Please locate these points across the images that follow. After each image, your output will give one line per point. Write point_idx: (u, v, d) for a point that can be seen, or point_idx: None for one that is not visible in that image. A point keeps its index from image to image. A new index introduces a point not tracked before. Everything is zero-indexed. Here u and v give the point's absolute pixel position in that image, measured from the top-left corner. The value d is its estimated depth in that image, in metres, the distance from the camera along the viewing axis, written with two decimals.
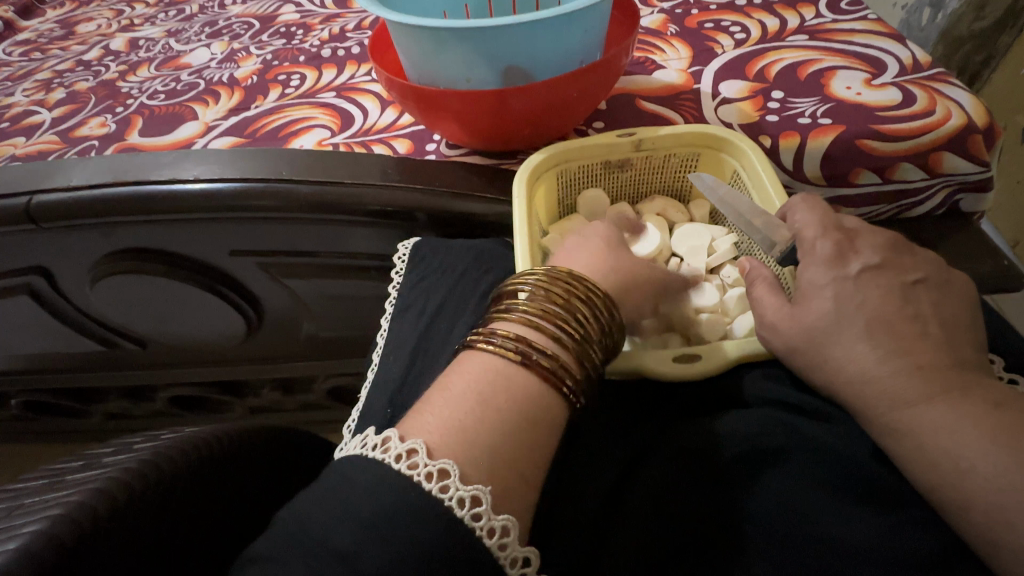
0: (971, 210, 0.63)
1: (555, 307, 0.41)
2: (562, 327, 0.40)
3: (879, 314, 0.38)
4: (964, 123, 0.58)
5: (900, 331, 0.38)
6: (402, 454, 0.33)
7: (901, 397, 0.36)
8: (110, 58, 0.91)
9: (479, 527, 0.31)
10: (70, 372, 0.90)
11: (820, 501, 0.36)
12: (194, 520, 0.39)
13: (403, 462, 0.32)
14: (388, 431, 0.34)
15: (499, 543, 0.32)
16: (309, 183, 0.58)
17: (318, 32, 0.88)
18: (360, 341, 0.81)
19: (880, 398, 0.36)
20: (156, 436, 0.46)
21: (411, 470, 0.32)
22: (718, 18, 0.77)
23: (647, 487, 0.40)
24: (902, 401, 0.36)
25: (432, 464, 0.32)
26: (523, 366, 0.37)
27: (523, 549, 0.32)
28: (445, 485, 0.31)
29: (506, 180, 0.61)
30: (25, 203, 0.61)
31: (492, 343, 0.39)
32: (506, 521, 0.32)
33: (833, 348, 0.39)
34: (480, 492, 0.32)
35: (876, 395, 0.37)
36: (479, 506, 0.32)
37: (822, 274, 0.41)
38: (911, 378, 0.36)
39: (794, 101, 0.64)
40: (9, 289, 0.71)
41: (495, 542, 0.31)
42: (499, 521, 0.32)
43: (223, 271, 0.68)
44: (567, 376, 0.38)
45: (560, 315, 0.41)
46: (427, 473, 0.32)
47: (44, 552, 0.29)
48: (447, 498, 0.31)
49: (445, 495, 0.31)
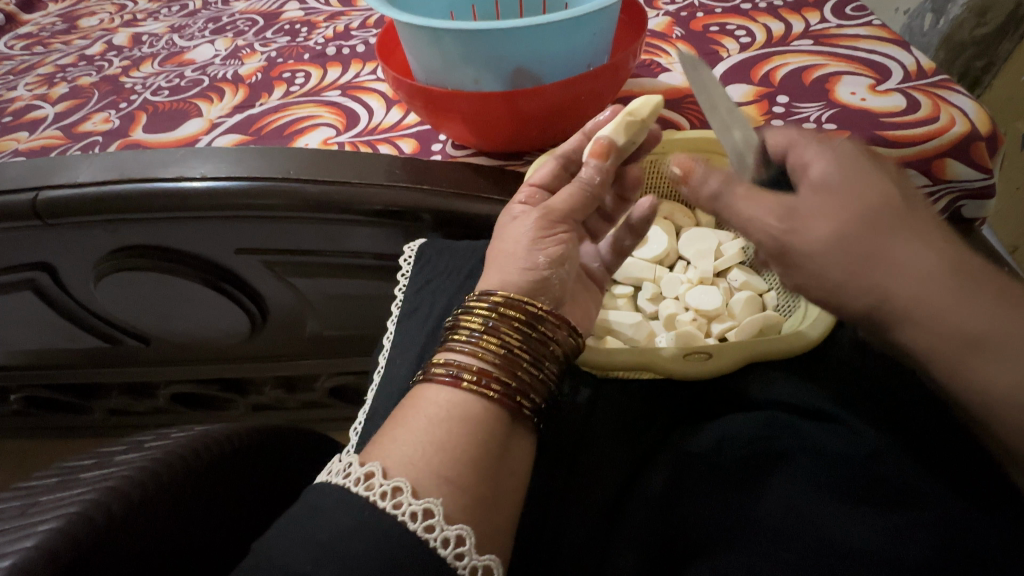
0: (973, 216, 0.64)
1: (498, 339, 0.40)
2: (502, 359, 0.39)
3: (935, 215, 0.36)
4: (968, 131, 0.59)
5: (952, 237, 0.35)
6: (360, 477, 0.34)
7: (974, 321, 0.33)
8: (112, 53, 0.90)
9: (433, 539, 0.32)
10: (71, 368, 0.90)
11: (819, 504, 0.36)
12: (205, 520, 0.40)
13: (361, 485, 0.33)
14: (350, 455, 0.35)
15: (454, 553, 0.32)
16: (314, 182, 0.58)
17: (323, 30, 0.88)
18: (364, 339, 0.81)
19: (943, 310, 0.33)
20: (165, 434, 0.46)
21: (367, 491, 0.33)
22: (724, 21, 0.77)
23: (653, 492, 0.41)
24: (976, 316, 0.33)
25: (386, 483, 0.33)
26: (474, 392, 0.38)
27: (482, 557, 0.33)
28: (398, 501, 0.33)
29: (513, 181, 0.60)
30: (31, 198, 0.60)
31: (446, 373, 0.39)
32: (460, 530, 0.33)
33: (901, 239, 0.34)
34: (432, 504, 0.33)
35: (940, 309, 0.33)
36: (432, 518, 0.32)
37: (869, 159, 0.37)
38: (975, 289, 0.33)
39: (799, 105, 0.64)
40: (12, 284, 0.71)
41: (451, 552, 0.32)
42: (453, 531, 0.32)
43: (228, 269, 0.68)
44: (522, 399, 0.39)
45: (500, 347, 0.40)
46: (382, 492, 0.33)
47: (59, 549, 0.29)
48: (400, 513, 0.32)
49: (398, 511, 0.32)
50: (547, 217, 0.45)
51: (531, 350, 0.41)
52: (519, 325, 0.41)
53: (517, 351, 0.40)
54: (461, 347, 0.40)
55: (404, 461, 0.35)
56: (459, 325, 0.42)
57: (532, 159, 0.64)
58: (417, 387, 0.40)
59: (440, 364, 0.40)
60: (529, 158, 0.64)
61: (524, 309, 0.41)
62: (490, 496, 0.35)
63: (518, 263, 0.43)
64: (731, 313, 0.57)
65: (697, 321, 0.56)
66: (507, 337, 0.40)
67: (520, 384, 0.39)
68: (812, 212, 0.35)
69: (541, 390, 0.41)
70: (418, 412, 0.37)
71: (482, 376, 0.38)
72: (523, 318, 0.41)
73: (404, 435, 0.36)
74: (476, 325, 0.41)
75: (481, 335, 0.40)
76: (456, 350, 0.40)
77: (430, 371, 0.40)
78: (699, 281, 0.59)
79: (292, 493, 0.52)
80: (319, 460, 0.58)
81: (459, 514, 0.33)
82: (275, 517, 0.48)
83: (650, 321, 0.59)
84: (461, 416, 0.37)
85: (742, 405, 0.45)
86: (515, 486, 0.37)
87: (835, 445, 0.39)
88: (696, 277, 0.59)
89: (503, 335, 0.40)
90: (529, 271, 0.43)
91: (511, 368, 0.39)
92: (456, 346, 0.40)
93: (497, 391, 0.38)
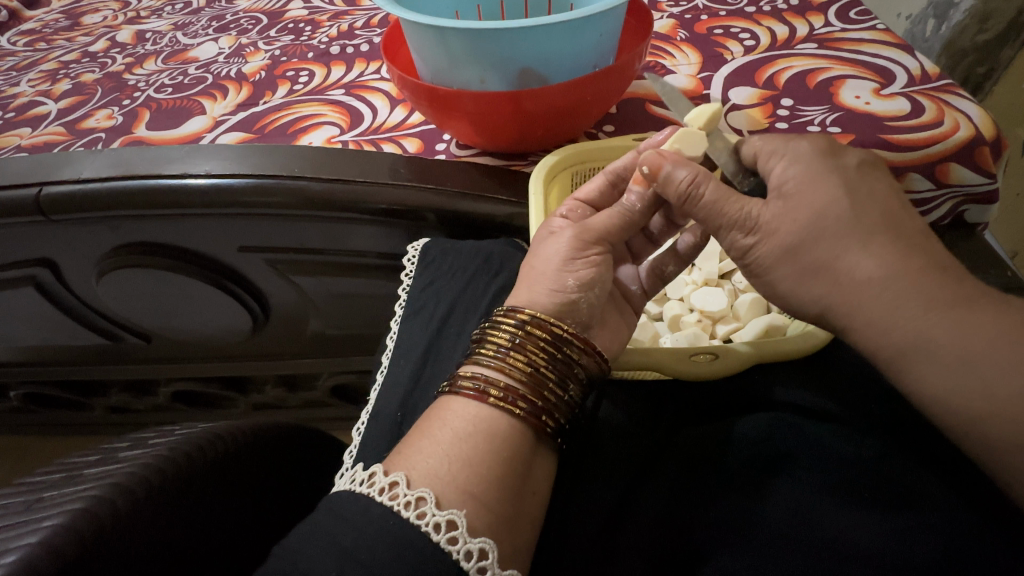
0: (976, 220, 0.64)
1: (527, 359, 0.40)
2: (530, 378, 0.40)
3: (889, 210, 0.37)
4: (972, 135, 0.59)
5: (904, 229, 0.36)
6: (384, 486, 0.34)
7: (930, 300, 0.34)
8: (116, 51, 0.90)
9: (456, 551, 0.32)
10: (72, 364, 0.89)
11: (831, 514, 0.36)
12: (207, 520, 0.39)
13: (386, 495, 0.33)
14: (374, 465, 0.35)
15: (477, 565, 0.32)
16: (320, 180, 0.58)
17: (327, 29, 0.88)
18: (367, 338, 0.81)
19: (904, 300, 0.34)
20: (169, 431, 0.46)
21: (391, 501, 0.33)
22: (728, 24, 0.77)
23: (659, 494, 0.41)
24: (931, 304, 0.34)
25: (410, 493, 0.33)
26: (500, 408, 0.38)
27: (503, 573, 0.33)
28: (422, 511, 0.33)
29: (520, 182, 0.61)
30: (34, 194, 0.60)
31: (470, 387, 0.39)
32: (483, 543, 0.33)
33: (847, 252, 0.36)
34: (455, 515, 0.33)
35: (902, 297, 0.34)
36: (455, 530, 0.32)
37: (824, 164, 0.38)
38: (931, 276, 0.34)
39: (803, 108, 0.64)
40: (14, 281, 0.71)
41: (473, 565, 0.32)
42: (475, 544, 0.32)
43: (229, 266, 0.68)
44: (549, 418, 0.39)
45: (530, 366, 0.40)
46: (405, 502, 0.33)
47: (65, 545, 0.29)
48: (424, 523, 0.32)
49: (422, 521, 0.32)
50: (582, 236, 0.45)
51: (556, 370, 0.41)
52: (546, 346, 0.41)
53: (543, 369, 0.40)
54: (488, 361, 0.41)
55: (427, 470, 0.35)
56: (486, 339, 0.42)
57: (536, 159, 0.64)
58: (443, 399, 0.40)
59: (464, 376, 0.40)
60: (533, 158, 0.64)
61: (550, 330, 0.41)
62: (508, 500, 0.35)
63: (544, 285, 0.43)
64: (735, 314, 0.57)
65: (702, 322, 0.57)
66: (534, 356, 0.41)
67: (545, 402, 0.39)
68: (775, 220, 0.38)
69: (565, 409, 0.41)
70: (442, 424, 0.37)
71: (509, 393, 0.39)
72: (550, 340, 0.41)
73: (414, 448, 0.36)
74: (504, 341, 0.41)
75: (509, 352, 0.40)
76: (483, 363, 0.41)
77: (457, 384, 0.40)
78: (704, 282, 0.60)
79: (297, 494, 0.52)
80: (324, 459, 0.58)
81: (479, 518, 0.33)
82: (281, 515, 0.48)
83: (654, 322, 0.59)
84: (483, 429, 0.37)
85: (748, 405, 0.46)
86: (532, 493, 0.37)
87: (843, 448, 0.39)
88: (700, 278, 0.60)
89: (530, 352, 0.41)
90: (557, 295, 0.43)
91: (538, 387, 0.40)
92: (482, 358, 0.41)
93: (523, 409, 0.38)
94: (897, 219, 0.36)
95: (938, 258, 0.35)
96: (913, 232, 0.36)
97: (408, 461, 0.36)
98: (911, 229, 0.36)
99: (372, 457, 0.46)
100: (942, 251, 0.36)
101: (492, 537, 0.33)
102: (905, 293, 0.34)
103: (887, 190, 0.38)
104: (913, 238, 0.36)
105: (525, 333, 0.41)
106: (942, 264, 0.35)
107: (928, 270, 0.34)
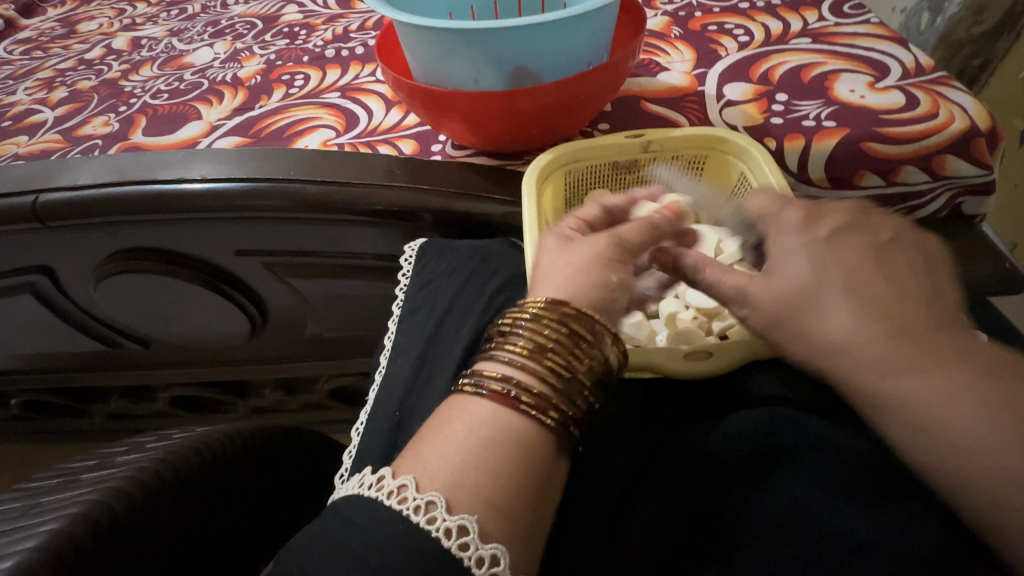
0: (972, 213, 0.65)
1: (561, 364, 0.39)
2: (564, 385, 0.39)
3: (856, 270, 0.37)
4: (967, 127, 0.59)
5: (873, 290, 0.36)
6: (393, 490, 0.34)
7: (882, 365, 0.34)
8: (112, 58, 0.90)
9: (468, 557, 0.32)
10: (72, 371, 0.89)
11: (831, 505, 0.36)
12: (204, 526, 0.39)
13: (395, 498, 0.33)
14: (382, 469, 0.35)
15: (489, 571, 0.32)
16: (314, 183, 0.58)
17: (322, 32, 0.88)
18: (364, 341, 0.81)
19: (859, 364, 0.34)
20: (167, 436, 0.46)
21: (402, 505, 0.33)
22: (722, 21, 0.77)
23: (656, 492, 0.41)
24: (886, 370, 0.34)
25: (420, 497, 0.33)
26: (533, 418, 0.37)
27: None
28: (433, 516, 0.32)
29: (515, 182, 0.61)
30: (31, 202, 0.60)
31: (499, 391, 0.38)
32: (495, 549, 0.32)
33: (829, 320, 0.36)
34: (467, 521, 0.32)
35: (855, 363, 0.35)
36: (467, 535, 0.32)
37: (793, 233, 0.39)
38: (888, 342, 0.34)
39: (798, 103, 0.64)
40: (12, 289, 0.71)
41: (485, 571, 0.32)
42: (487, 550, 0.32)
43: (227, 271, 0.68)
44: (575, 424, 0.39)
45: (564, 372, 0.39)
46: (415, 506, 0.33)
47: (63, 552, 0.29)
48: (435, 529, 0.32)
49: (433, 526, 0.32)
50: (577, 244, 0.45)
51: (587, 376, 0.41)
52: (580, 351, 0.40)
53: (577, 375, 0.40)
54: (521, 363, 0.39)
55: (433, 471, 0.34)
56: (516, 340, 0.40)
57: (531, 159, 0.65)
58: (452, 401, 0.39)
59: (495, 378, 0.38)
60: (529, 158, 0.65)
61: (588, 334, 0.41)
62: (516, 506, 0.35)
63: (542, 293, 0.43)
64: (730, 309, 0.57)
65: (698, 319, 0.57)
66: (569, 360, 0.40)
67: (574, 411, 0.39)
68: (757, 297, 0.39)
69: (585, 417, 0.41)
70: (456, 430, 0.37)
71: (542, 401, 0.37)
72: (586, 345, 0.41)
73: (408, 455, 0.36)
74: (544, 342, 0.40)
75: (544, 355, 0.39)
76: (515, 365, 0.39)
77: (482, 387, 0.38)
78: None
79: (294, 493, 0.52)
80: (323, 461, 0.58)
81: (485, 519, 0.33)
82: (276, 519, 0.48)
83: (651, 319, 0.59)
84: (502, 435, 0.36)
85: (744, 401, 0.46)
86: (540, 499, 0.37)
87: (845, 441, 0.39)
88: None
89: (567, 357, 0.40)
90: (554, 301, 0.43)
91: (569, 393, 0.39)
92: (512, 359, 0.40)
93: (555, 418, 0.37)
94: (868, 280, 0.36)
95: (902, 321, 0.35)
96: (881, 291, 0.36)
97: (414, 464, 0.35)
98: (878, 286, 0.36)
99: (371, 458, 0.46)
100: (914, 308, 0.35)
101: (501, 540, 0.33)
102: (869, 361, 0.34)
103: (850, 255, 0.38)
104: (888, 301, 0.35)
105: (568, 339, 0.40)
106: (908, 325, 0.34)
107: (891, 339, 0.34)
